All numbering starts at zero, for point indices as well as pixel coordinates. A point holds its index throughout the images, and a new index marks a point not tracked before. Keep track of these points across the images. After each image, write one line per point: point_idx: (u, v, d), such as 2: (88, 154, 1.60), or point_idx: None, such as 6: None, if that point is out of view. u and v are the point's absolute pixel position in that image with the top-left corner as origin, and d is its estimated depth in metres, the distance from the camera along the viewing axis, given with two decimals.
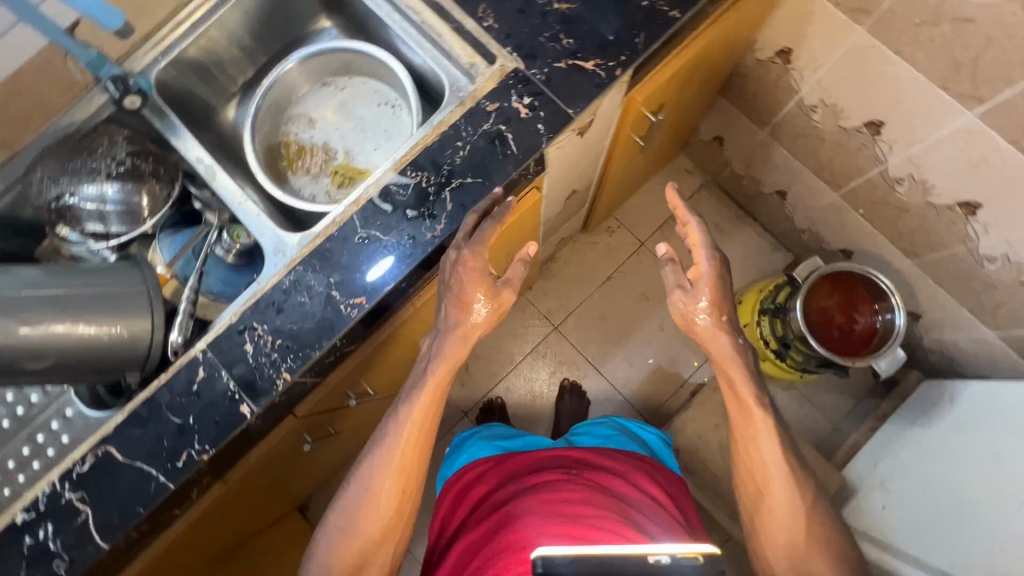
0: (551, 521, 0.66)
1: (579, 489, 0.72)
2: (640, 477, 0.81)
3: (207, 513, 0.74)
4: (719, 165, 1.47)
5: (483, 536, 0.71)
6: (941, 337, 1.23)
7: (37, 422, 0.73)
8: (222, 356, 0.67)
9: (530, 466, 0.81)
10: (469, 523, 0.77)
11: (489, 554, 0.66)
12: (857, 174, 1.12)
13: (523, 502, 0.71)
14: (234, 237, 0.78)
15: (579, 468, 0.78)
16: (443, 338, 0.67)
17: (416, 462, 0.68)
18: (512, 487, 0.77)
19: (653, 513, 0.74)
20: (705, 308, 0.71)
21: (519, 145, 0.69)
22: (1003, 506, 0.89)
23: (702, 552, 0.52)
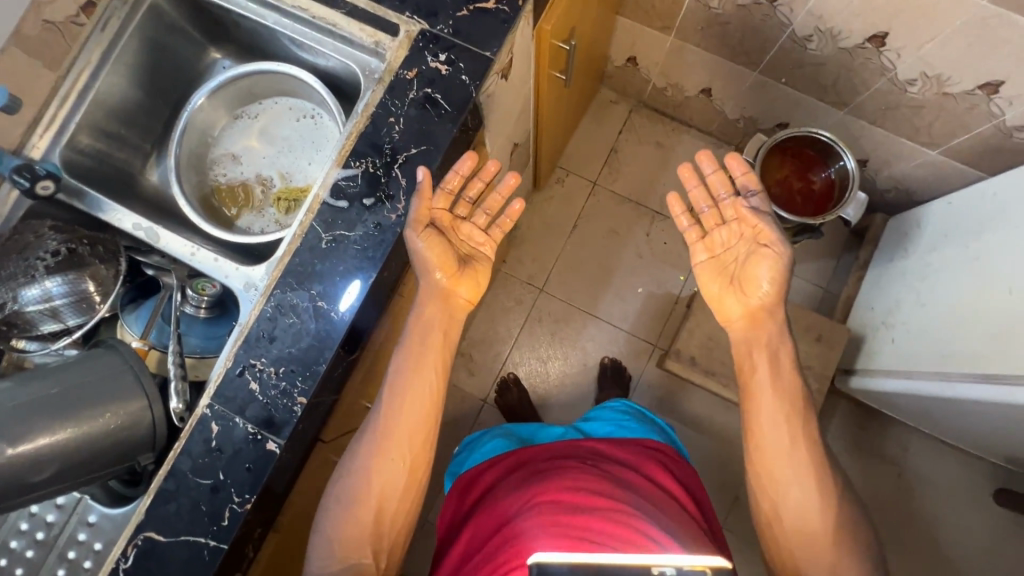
0: (561, 514, 0.65)
1: (592, 480, 0.71)
2: (659, 470, 0.81)
3: (270, 565, 0.72)
4: (641, 85, 1.54)
5: (492, 527, 0.70)
6: (891, 171, 1.29)
7: (63, 539, 0.69)
8: (230, 404, 0.64)
9: (539, 458, 0.80)
10: (484, 503, 0.77)
11: (499, 541, 0.65)
12: (769, 45, 1.16)
13: (533, 492, 0.70)
14: (200, 289, 0.75)
15: (597, 462, 0.78)
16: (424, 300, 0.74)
17: (418, 436, 0.69)
18: (521, 479, 0.76)
19: (666, 504, 0.74)
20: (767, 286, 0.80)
21: (451, 102, 0.69)
22: (1003, 295, 0.94)
23: (712, 565, 0.50)
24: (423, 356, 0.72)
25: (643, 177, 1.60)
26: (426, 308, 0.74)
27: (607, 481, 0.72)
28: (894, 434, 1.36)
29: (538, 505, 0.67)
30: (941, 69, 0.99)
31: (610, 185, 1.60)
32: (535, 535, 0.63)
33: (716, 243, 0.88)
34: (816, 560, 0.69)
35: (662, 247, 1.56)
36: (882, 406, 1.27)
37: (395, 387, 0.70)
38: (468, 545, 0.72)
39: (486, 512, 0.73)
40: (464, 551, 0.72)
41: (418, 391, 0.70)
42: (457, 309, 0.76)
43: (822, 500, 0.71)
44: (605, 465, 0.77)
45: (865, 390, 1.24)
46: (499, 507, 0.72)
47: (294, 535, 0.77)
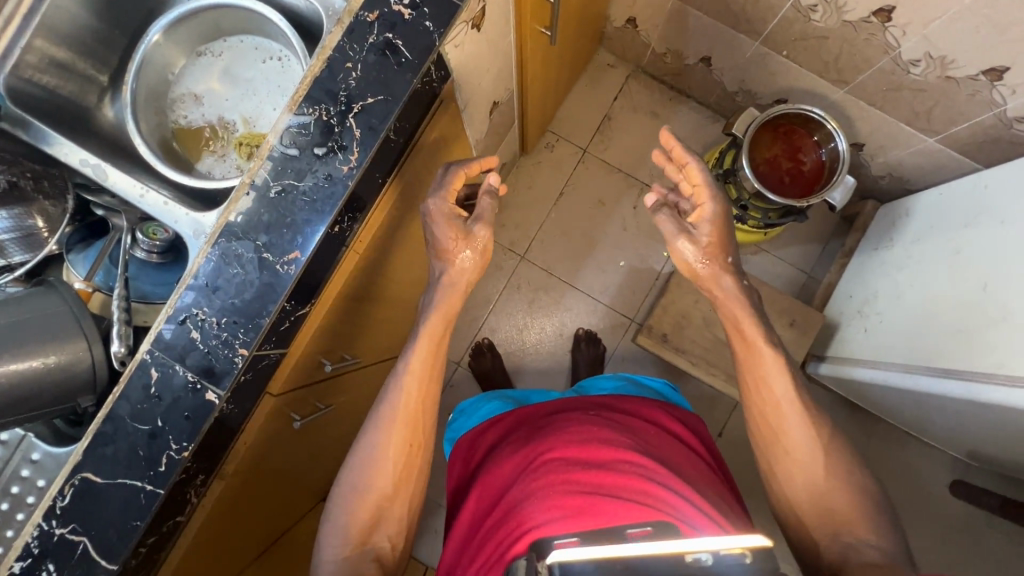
0: (572, 467, 0.62)
1: (598, 431, 0.68)
2: (660, 416, 0.80)
3: (215, 511, 0.74)
4: (640, 50, 1.48)
5: (501, 491, 0.67)
6: (886, 158, 1.25)
7: (6, 474, 0.69)
8: (170, 351, 0.63)
9: (542, 418, 0.77)
10: (487, 464, 0.74)
11: (510, 502, 0.63)
12: (770, 14, 1.09)
13: (536, 451, 0.67)
14: (150, 234, 0.72)
15: (600, 411, 0.77)
16: (435, 290, 0.78)
17: (420, 422, 0.73)
18: (522, 439, 0.73)
19: (671, 446, 0.73)
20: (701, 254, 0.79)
21: (413, 49, 0.65)
22: (986, 285, 0.92)
23: (750, 547, 0.47)
24: (432, 364, 0.75)
25: (634, 147, 1.55)
26: (445, 301, 0.77)
27: (612, 425, 0.71)
28: (861, 421, 1.37)
29: (547, 461, 0.65)
30: (946, 50, 0.94)
31: (600, 154, 1.56)
32: (544, 494, 0.60)
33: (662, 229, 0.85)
34: (805, 518, 0.70)
35: (647, 221, 1.53)
36: (851, 394, 1.27)
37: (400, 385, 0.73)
38: (476, 511, 0.69)
39: (492, 474, 0.70)
40: (472, 517, 0.69)
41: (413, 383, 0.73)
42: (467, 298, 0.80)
43: (826, 467, 0.70)
44: (608, 412, 0.76)
45: (836, 374, 1.24)
46: (506, 464, 0.69)
47: (242, 483, 0.78)
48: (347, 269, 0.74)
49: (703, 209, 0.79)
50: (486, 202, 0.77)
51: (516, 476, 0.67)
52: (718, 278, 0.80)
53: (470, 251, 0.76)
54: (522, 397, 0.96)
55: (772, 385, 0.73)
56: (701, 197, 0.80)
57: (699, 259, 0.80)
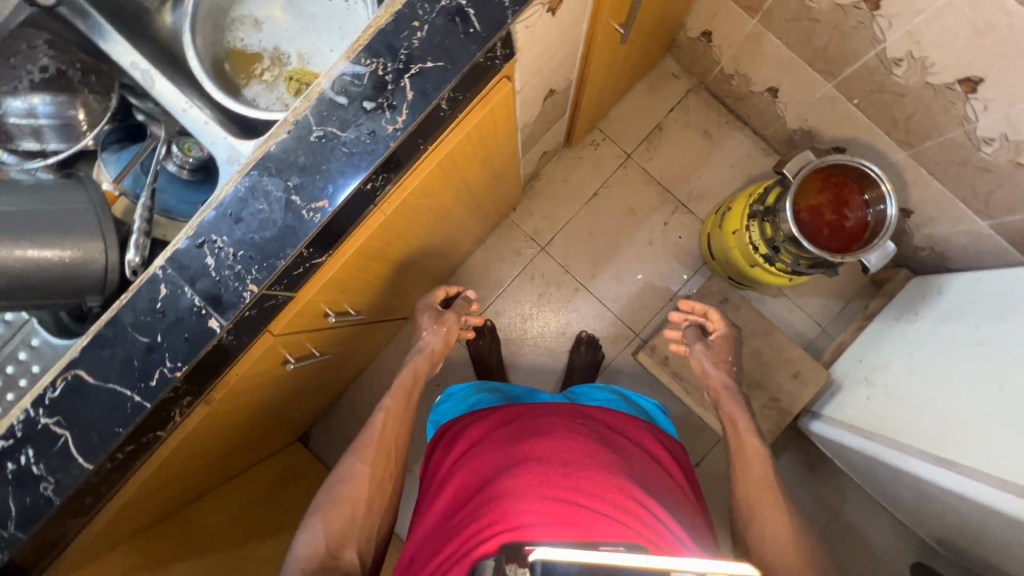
0: (553, 475, 0.62)
1: (583, 442, 0.68)
2: (645, 437, 0.80)
3: (195, 432, 0.75)
4: (707, 66, 1.43)
5: (478, 485, 0.67)
6: (932, 230, 1.21)
7: (5, 353, 0.71)
8: (183, 272, 0.63)
9: (530, 417, 0.76)
10: (467, 456, 0.74)
11: (485, 499, 0.63)
12: (853, 58, 1.05)
13: (520, 452, 0.67)
14: (185, 150, 0.73)
15: (586, 420, 0.76)
16: (411, 357, 0.95)
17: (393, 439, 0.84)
18: (505, 437, 0.72)
19: (654, 472, 0.73)
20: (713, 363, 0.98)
21: (483, 21, 0.62)
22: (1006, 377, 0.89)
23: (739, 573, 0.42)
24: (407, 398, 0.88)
25: (680, 164, 1.52)
26: (420, 365, 0.94)
27: (597, 438, 0.71)
28: (837, 486, 1.36)
29: (529, 464, 0.64)
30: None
31: (643, 162, 1.52)
32: (524, 496, 0.60)
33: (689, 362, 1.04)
34: None
35: (674, 241, 1.51)
36: (835, 455, 1.26)
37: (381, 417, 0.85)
38: (450, 501, 0.69)
39: (471, 467, 0.70)
40: (445, 506, 0.69)
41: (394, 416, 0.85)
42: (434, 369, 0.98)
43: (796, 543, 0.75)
44: (594, 424, 0.76)
45: (825, 436, 1.23)
46: (488, 460, 0.69)
47: (224, 411, 0.79)
48: (364, 232, 0.73)
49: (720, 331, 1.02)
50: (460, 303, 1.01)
51: (495, 473, 0.66)
52: (726, 382, 0.95)
53: (437, 327, 0.97)
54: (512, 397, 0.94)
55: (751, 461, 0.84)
56: (717, 327, 1.03)
57: (715, 364, 0.97)
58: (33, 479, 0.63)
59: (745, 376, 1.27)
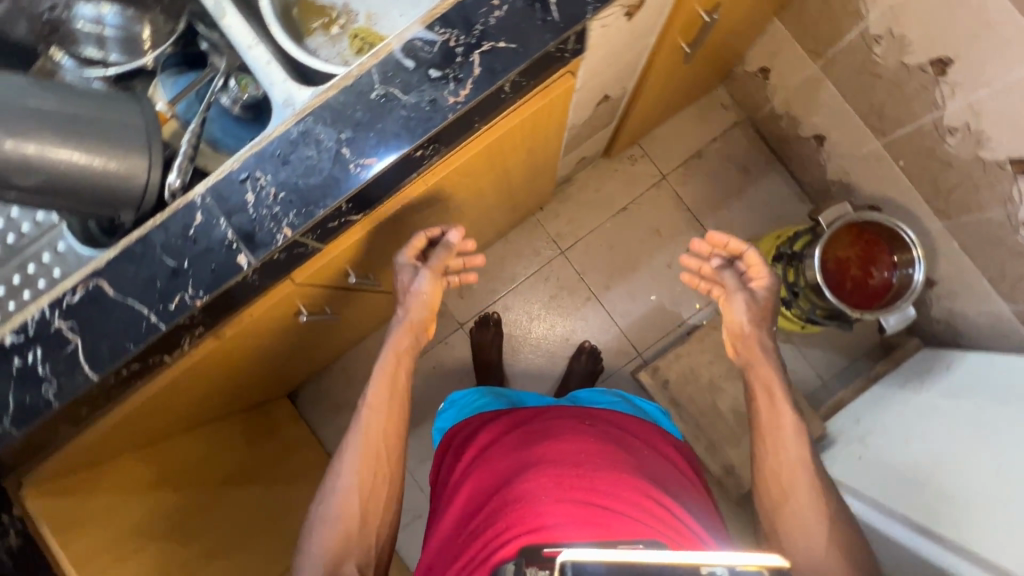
0: (567, 477, 0.63)
1: (595, 443, 0.69)
2: (652, 434, 0.80)
3: (199, 363, 0.75)
4: (758, 102, 1.43)
5: (492, 488, 0.68)
6: (952, 303, 1.21)
7: (28, 252, 0.71)
8: (221, 203, 0.63)
9: (539, 419, 0.77)
10: (478, 459, 0.74)
11: (502, 503, 0.63)
12: (908, 120, 1.06)
13: (532, 455, 0.68)
14: (241, 86, 0.73)
15: (595, 421, 0.77)
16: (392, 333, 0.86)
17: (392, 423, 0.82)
18: (517, 439, 0.73)
19: (667, 469, 0.73)
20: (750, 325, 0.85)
21: (563, 12, 0.63)
22: (1007, 462, 0.87)
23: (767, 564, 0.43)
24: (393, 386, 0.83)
25: (713, 194, 1.52)
26: (400, 340, 0.86)
27: (607, 438, 0.72)
28: None
29: (542, 466, 0.65)
30: None
31: (677, 186, 1.52)
32: (540, 498, 0.61)
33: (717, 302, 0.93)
34: None
35: None
36: None
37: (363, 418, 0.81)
38: (464, 507, 0.69)
39: (482, 471, 0.71)
40: (459, 510, 0.70)
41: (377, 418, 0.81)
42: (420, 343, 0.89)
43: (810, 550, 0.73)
44: (603, 424, 0.76)
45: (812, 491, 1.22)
46: (502, 462, 0.70)
47: (230, 349, 0.79)
48: (399, 198, 0.73)
49: (763, 282, 0.86)
50: (440, 252, 0.84)
51: (508, 476, 0.67)
52: (761, 341, 0.85)
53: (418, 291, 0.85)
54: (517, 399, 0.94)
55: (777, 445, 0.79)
56: (758, 273, 0.86)
57: (749, 321, 0.85)
58: (37, 379, 0.63)
59: (740, 414, 1.27)
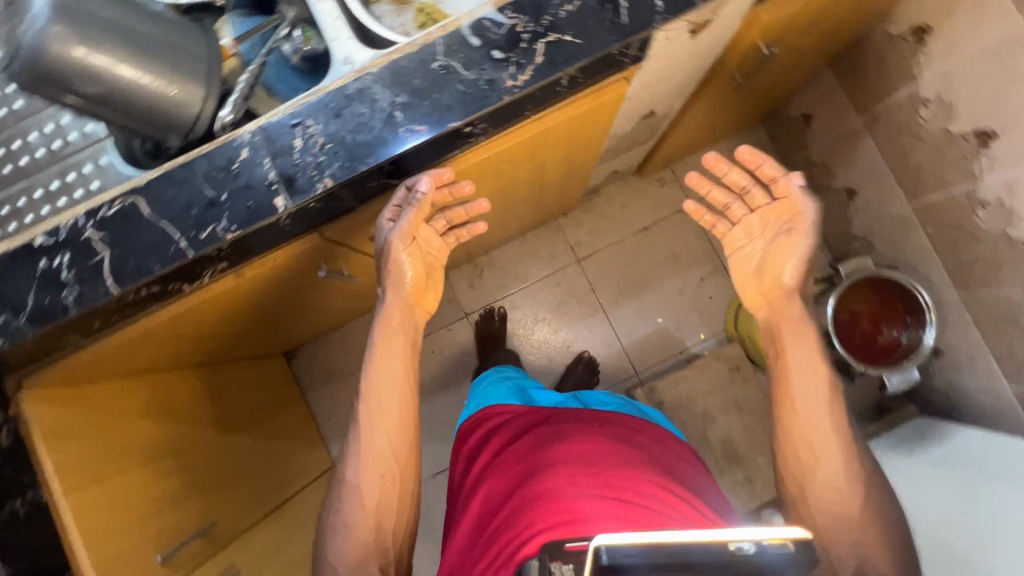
0: (582, 475, 0.67)
1: (604, 443, 0.73)
2: (657, 432, 0.83)
3: (215, 298, 0.77)
4: (795, 147, 1.44)
5: (511, 486, 0.71)
6: (955, 376, 1.21)
7: (71, 162, 0.72)
8: (269, 144, 0.65)
9: (548, 422, 0.80)
10: (493, 463, 0.78)
11: (521, 503, 0.67)
12: (942, 187, 1.07)
13: (544, 457, 0.71)
14: (305, 38, 0.74)
15: (603, 422, 0.80)
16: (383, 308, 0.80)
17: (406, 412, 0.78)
18: (530, 441, 0.76)
19: (678, 466, 0.77)
20: (795, 273, 0.79)
21: (632, 17, 0.64)
22: (1008, 541, 0.85)
23: (790, 537, 0.50)
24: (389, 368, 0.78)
25: None
26: (391, 317, 0.79)
27: (616, 437, 0.75)
28: None
29: (556, 467, 0.69)
30: None
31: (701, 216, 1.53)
32: (559, 496, 0.64)
33: (732, 235, 0.87)
34: None
35: (703, 300, 1.51)
36: None
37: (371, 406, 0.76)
38: (483, 509, 0.73)
39: (501, 471, 0.75)
40: (479, 510, 0.74)
41: (389, 408, 0.76)
42: (416, 316, 0.82)
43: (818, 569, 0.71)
44: (611, 424, 0.80)
45: None
46: (518, 463, 0.73)
47: (244, 291, 0.80)
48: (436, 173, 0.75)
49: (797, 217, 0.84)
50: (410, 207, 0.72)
51: (523, 478, 0.70)
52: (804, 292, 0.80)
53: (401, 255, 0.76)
54: (528, 390, 0.96)
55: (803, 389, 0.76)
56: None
57: (799, 275, 0.79)
58: (59, 282, 0.64)
59: (730, 449, 1.26)
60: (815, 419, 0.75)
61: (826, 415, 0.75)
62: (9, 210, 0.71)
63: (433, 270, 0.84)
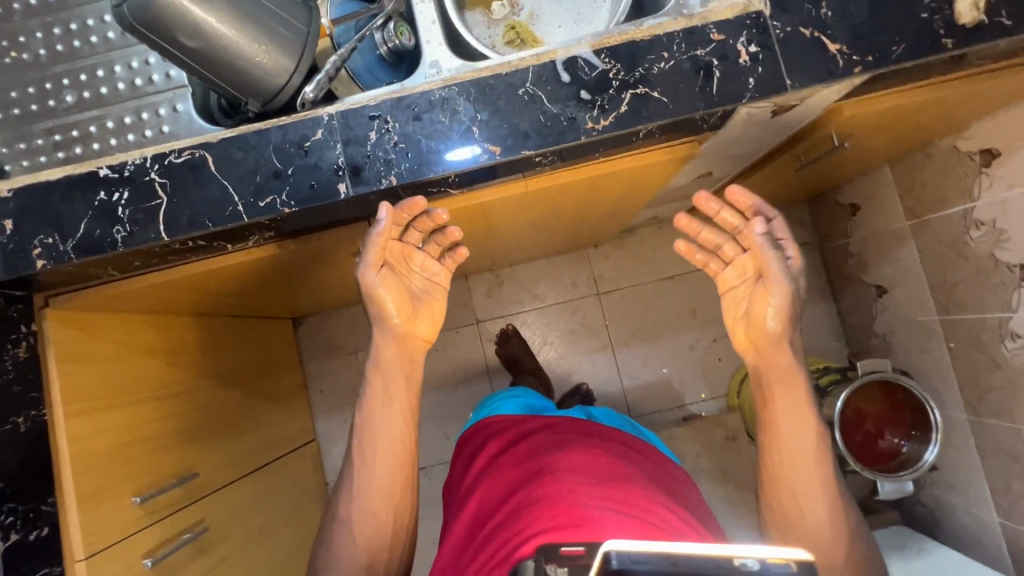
0: (581, 480, 0.74)
1: (602, 458, 0.81)
2: (650, 452, 0.92)
3: (253, 261, 0.79)
4: (835, 232, 1.45)
5: (513, 487, 0.78)
6: (945, 493, 1.21)
7: (148, 101, 0.74)
8: (344, 130, 0.65)
9: (548, 430, 0.89)
10: (494, 467, 0.85)
11: (522, 501, 0.74)
12: (975, 308, 1.07)
13: (545, 462, 0.79)
14: (396, 32, 0.76)
15: (603, 438, 0.89)
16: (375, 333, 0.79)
17: (405, 414, 0.81)
18: (531, 448, 0.84)
19: (670, 484, 0.85)
20: (775, 315, 0.75)
21: (722, 88, 0.64)
22: None
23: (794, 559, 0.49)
24: (398, 370, 0.80)
25: None
26: (383, 353, 0.79)
27: (614, 453, 0.84)
28: None
29: (556, 471, 0.76)
30: None
31: None
32: (560, 495, 0.71)
33: (724, 274, 0.82)
34: None
35: (712, 360, 1.51)
36: None
37: (371, 406, 0.79)
38: (484, 508, 0.80)
39: (500, 476, 0.82)
40: (480, 508, 0.81)
41: (389, 406, 0.80)
42: (411, 349, 0.81)
43: None
44: (609, 440, 0.89)
45: None
46: (521, 466, 0.81)
47: (282, 260, 0.82)
48: (490, 190, 0.76)
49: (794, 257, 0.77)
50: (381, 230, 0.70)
51: (525, 480, 0.77)
52: (787, 337, 0.77)
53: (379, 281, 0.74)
54: (531, 403, 1.03)
55: (787, 419, 0.78)
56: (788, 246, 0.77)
57: (780, 321, 0.75)
58: (113, 218, 0.65)
59: None
60: (801, 450, 0.77)
61: (811, 442, 0.77)
62: (79, 133, 0.73)
63: (419, 302, 0.79)
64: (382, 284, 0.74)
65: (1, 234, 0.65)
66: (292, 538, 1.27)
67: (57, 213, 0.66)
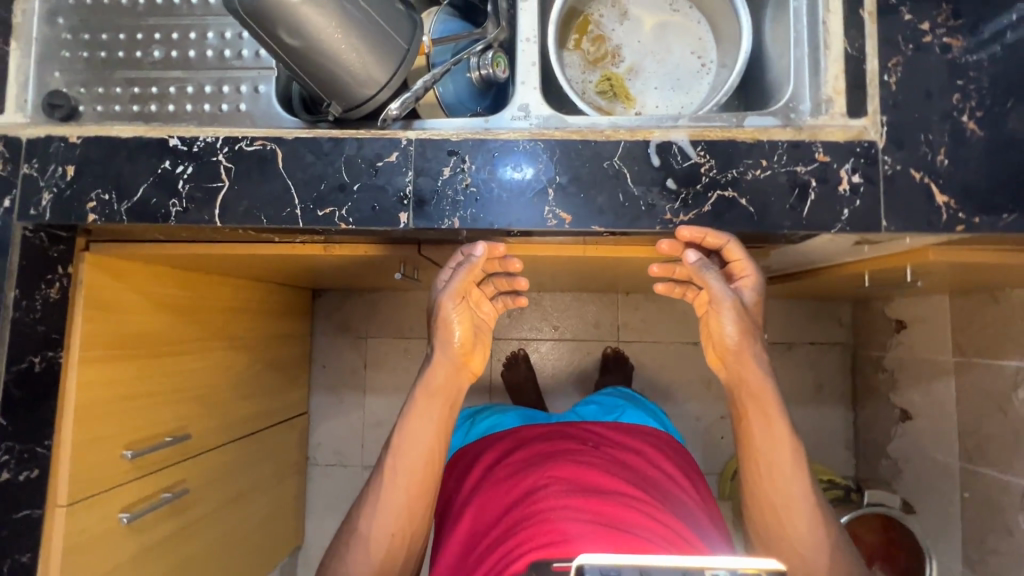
0: (570, 495, 0.74)
1: (597, 469, 0.81)
2: (653, 452, 0.91)
3: (295, 255, 0.79)
4: (873, 343, 1.40)
5: (507, 505, 0.78)
6: None
7: (232, 75, 0.73)
8: (419, 159, 0.64)
9: (541, 443, 0.90)
10: (488, 480, 0.86)
11: (512, 518, 0.74)
12: (1000, 466, 1.02)
13: (536, 479, 0.79)
14: (493, 63, 0.74)
15: (601, 449, 0.89)
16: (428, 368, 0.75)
17: (432, 463, 0.76)
18: (523, 463, 0.85)
19: (673, 490, 0.84)
20: (732, 334, 0.68)
21: (813, 212, 0.61)
22: None
23: (766, 567, 0.44)
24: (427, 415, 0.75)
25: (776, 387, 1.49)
26: (434, 377, 0.75)
27: (609, 463, 0.84)
28: None
29: (549, 487, 0.76)
30: None
31: None
32: (548, 509, 0.71)
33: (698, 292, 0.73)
34: None
35: (714, 437, 1.48)
36: None
37: (409, 426, 0.75)
38: (474, 521, 0.80)
39: (496, 487, 0.82)
40: (472, 525, 0.80)
41: (427, 425, 0.75)
42: (460, 379, 0.77)
43: None
44: (607, 451, 0.89)
45: None
46: (513, 482, 0.81)
47: (325, 258, 0.82)
48: (545, 245, 0.74)
49: (747, 284, 0.67)
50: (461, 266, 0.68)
51: (517, 498, 0.77)
52: (754, 351, 0.69)
53: (455, 315, 0.72)
54: (528, 415, 1.04)
55: (763, 438, 0.70)
56: (741, 271, 0.67)
57: (739, 333, 0.67)
58: (172, 189, 0.64)
59: None
60: (777, 463, 0.70)
61: (789, 440, 0.70)
62: (157, 90, 0.72)
63: (484, 338, 0.78)
64: (456, 314, 0.72)
65: (62, 179, 0.66)
66: (264, 508, 1.28)
67: (119, 171, 0.65)
